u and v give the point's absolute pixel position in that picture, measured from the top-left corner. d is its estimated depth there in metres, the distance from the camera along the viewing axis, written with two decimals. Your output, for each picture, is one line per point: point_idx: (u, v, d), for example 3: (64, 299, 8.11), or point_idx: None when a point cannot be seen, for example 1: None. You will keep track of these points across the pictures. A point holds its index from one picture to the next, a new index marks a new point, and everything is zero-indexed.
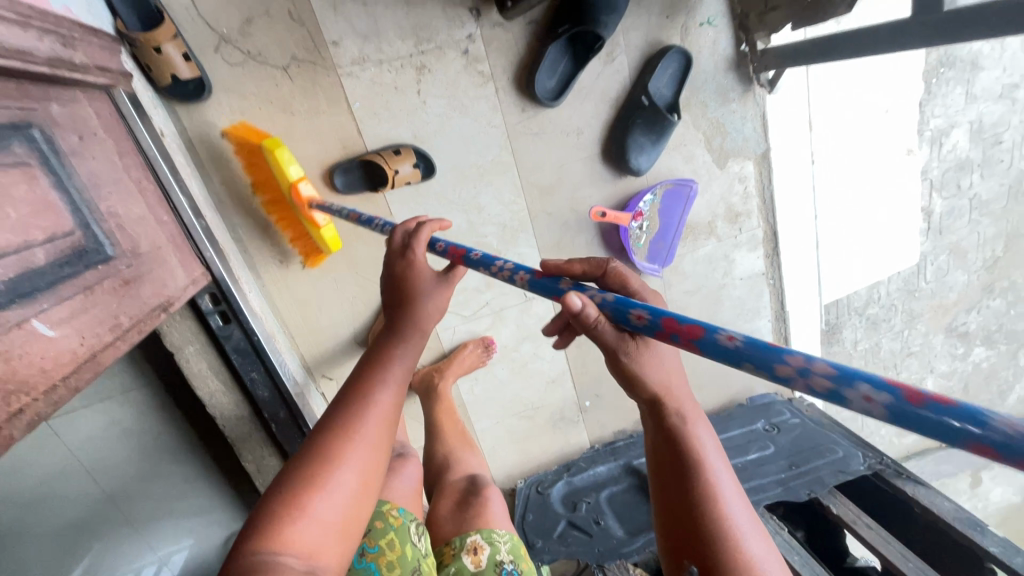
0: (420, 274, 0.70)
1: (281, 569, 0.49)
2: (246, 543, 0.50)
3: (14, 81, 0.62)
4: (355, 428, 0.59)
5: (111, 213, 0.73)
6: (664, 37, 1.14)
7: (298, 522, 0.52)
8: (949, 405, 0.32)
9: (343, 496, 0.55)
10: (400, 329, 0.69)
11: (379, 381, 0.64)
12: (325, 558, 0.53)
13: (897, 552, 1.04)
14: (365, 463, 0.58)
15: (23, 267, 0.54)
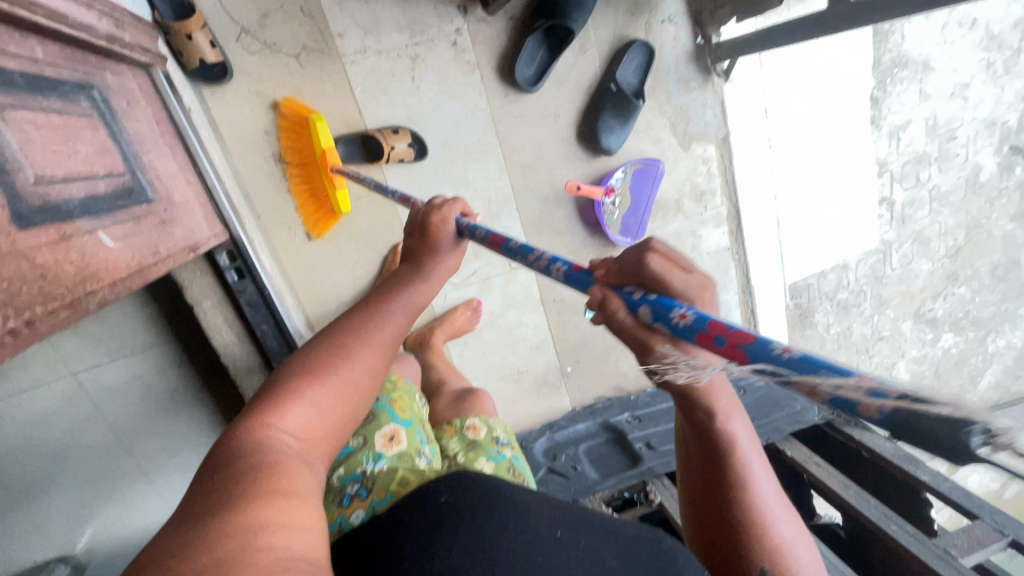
0: (444, 234, 0.77)
1: (276, 445, 0.54)
2: (246, 426, 0.55)
3: (80, 51, 0.76)
4: (355, 345, 0.65)
5: (151, 166, 0.87)
6: (630, 33, 1.30)
7: (295, 414, 0.58)
8: (814, 362, 0.39)
9: (338, 401, 0.61)
10: (418, 269, 0.75)
11: (391, 308, 0.70)
12: (315, 447, 0.58)
13: (842, 483, 1.16)
14: (364, 376, 0.65)
15: (90, 191, 0.67)
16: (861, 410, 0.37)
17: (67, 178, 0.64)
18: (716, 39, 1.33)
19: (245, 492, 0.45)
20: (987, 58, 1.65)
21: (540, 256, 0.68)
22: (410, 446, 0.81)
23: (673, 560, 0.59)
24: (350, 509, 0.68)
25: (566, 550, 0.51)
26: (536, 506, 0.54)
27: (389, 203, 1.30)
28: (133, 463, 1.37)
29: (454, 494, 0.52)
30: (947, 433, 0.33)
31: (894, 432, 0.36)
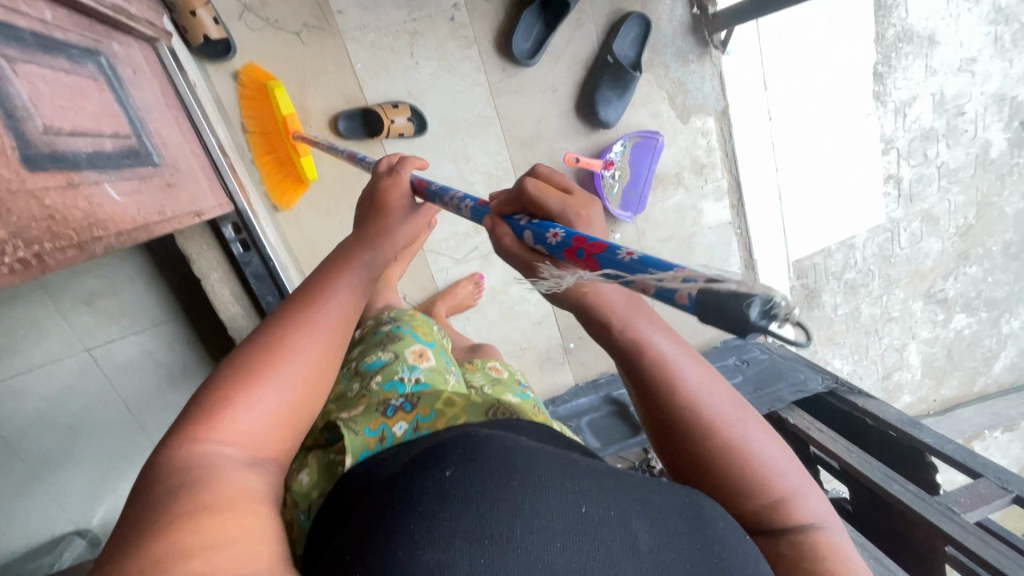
0: (399, 195, 0.71)
1: (215, 457, 0.47)
2: (179, 438, 0.48)
3: (88, 18, 0.79)
4: (299, 332, 0.58)
5: (157, 134, 0.90)
6: (626, 6, 1.31)
7: (236, 420, 0.50)
8: (649, 264, 0.44)
9: (287, 392, 0.54)
10: (366, 238, 0.69)
11: (335, 285, 0.63)
12: (264, 452, 0.51)
13: (842, 445, 1.17)
14: (314, 359, 0.57)
15: (98, 147, 0.70)
16: (678, 297, 0.41)
17: (76, 133, 0.66)
18: (712, 10, 1.34)
19: (167, 522, 0.38)
20: (994, 32, 1.64)
21: (453, 197, 0.69)
22: (438, 364, 0.87)
23: (712, 529, 0.45)
24: (392, 420, 0.70)
25: (595, 529, 0.39)
26: (561, 471, 0.42)
27: None
28: (145, 438, 1.40)
29: (460, 467, 0.41)
30: (734, 308, 0.37)
31: (701, 316, 0.40)
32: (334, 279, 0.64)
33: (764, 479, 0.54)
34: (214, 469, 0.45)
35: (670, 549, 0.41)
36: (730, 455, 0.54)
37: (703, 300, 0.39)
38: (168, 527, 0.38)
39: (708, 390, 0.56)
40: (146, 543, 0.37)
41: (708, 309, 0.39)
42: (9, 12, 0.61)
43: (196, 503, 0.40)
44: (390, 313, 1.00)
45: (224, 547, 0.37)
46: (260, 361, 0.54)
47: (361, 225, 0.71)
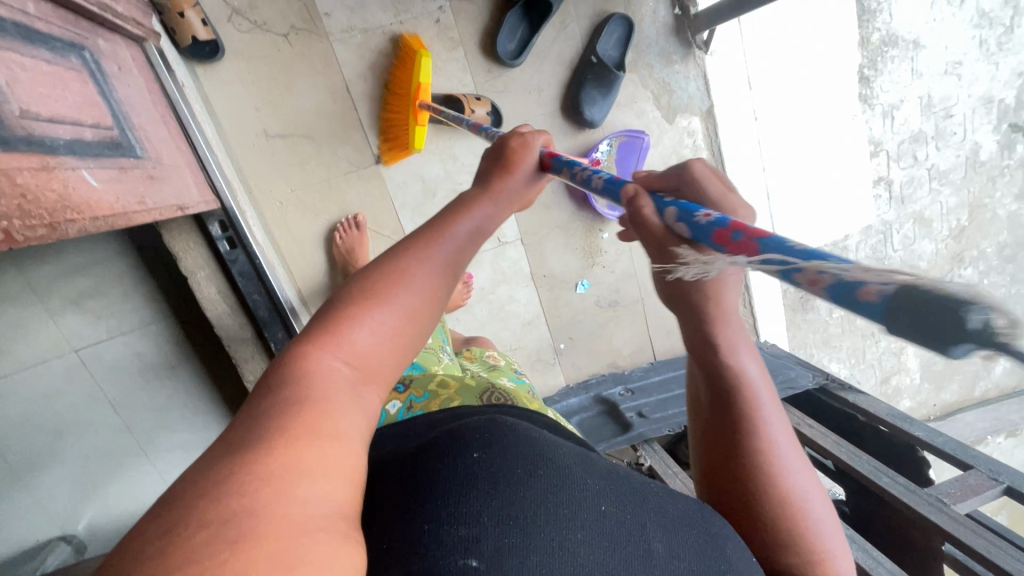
0: (529, 156, 0.67)
1: (328, 374, 0.43)
2: (299, 349, 0.45)
3: (73, 15, 0.81)
4: (421, 272, 0.53)
5: (141, 128, 0.91)
6: (609, 8, 1.33)
7: (352, 343, 0.46)
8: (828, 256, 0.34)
9: (402, 330, 0.50)
10: (490, 190, 0.64)
11: (456, 229, 0.58)
12: (375, 384, 0.47)
13: (832, 441, 1.14)
14: (429, 306, 0.53)
15: (77, 136, 0.71)
16: (864, 295, 0.31)
17: (54, 120, 0.67)
18: (693, 10, 1.35)
19: (275, 436, 0.35)
20: (980, 35, 1.66)
21: (583, 170, 0.63)
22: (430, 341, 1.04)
23: (721, 543, 0.47)
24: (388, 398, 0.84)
25: (610, 527, 0.42)
26: (579, 472, 0.46)
27: (377, 177, 1.33)
28: (132, 440, 1.39)
29: (488, 451, 0.45)
30: (950, 314, 0.26)
31: (898, 326, 0.29)
32: (457, 222, 0.59)
33: (812, 535, 0.53)
34: (325, 389, 0.42)
35: (681, 556, 0.43)
36: (785, 499, 0.54)
37: (906, 303, 0.28)
38: (280, 441, 0.35)
39: (780, 430, 0.57)
40: (257, 450, 0.34)
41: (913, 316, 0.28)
42: None
43: (304, 424, 0.37)
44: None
45: (329, 484, 0.34)
46: (381, 292, 0.50)
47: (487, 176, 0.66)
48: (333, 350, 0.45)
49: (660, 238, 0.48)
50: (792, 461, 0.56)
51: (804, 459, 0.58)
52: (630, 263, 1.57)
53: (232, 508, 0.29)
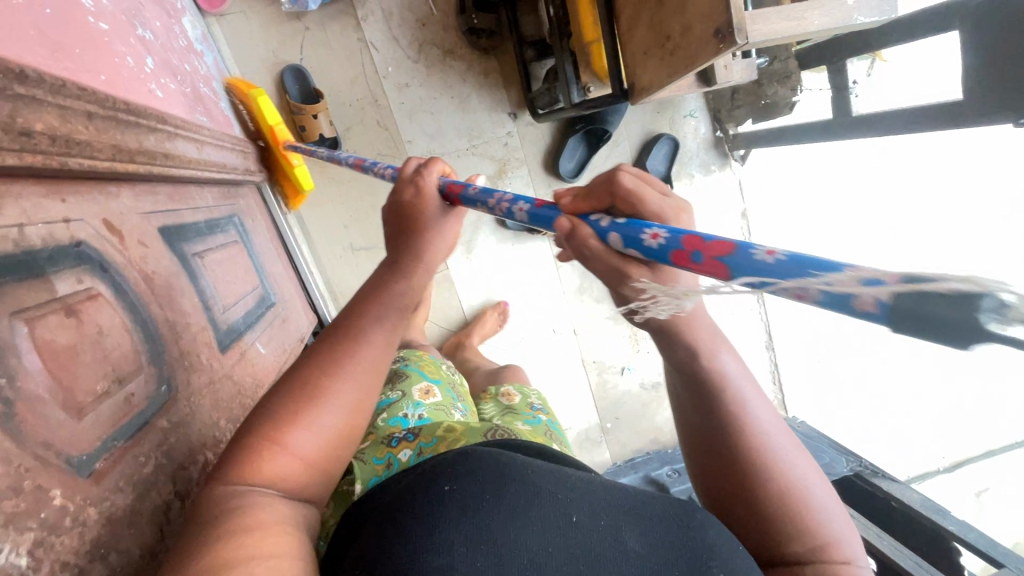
0: (428, 203, 0.61)
1: (255, 499, 0.44)
2: (223, 468, 0.45)
3: (227, 186, 0.93)
4: (350, 357, 0.52)
5: (271, 272, 1.03)
6: (656, 127, 1.48)
7: (278, 458, 0.46)
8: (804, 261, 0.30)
9: (324, 438, 0.49)
10: (402, 265, 0.59)
11: (368, 316, 0.55)
12: (305, 487, 0.49)
13: (874, 533, 1.24)
14: (356, 401, 0.52)
15: (246, 308, 0.83)
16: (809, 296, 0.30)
17: (235, 302, 0.79)
18: (733, 131, 1.50)
19: (219, 527, 0.39)
20: None
21: (501, 199, 0.56)
22: (443, 398, 0.89)
23: (703, 533, 0.47)
24: (397, 447, 0.71)
25: (586, 535, 0.44)
26: (551, 486, 0.48)
27: (446, 279, 1.51)
28: None
29: (457, 481, 0.47)
30: (967, 313, 0.23)
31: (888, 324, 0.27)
32: (371, 305, 0.56)
33: (817, 522, 0.52)
34: (251, 502, 0.43)
35: (659, 553, 0.44)
36: (789, 498, 0.52)
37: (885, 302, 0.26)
38: (216, 546, 0.38)
39: (758, 409, 0.56)
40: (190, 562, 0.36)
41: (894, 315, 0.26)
42: (193, 212, 0.75)
43: (234, 526, 0.40)
44: (400, 354, 1.03)
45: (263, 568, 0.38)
46: (302, 397, 0.49)
47: (394, 241, 0.62)
48: (255, 470, 0.45)
49: (618, 271, 0.44)
50: (783, 443, 0.55)
51: (791, 436, 0.56)
52: None
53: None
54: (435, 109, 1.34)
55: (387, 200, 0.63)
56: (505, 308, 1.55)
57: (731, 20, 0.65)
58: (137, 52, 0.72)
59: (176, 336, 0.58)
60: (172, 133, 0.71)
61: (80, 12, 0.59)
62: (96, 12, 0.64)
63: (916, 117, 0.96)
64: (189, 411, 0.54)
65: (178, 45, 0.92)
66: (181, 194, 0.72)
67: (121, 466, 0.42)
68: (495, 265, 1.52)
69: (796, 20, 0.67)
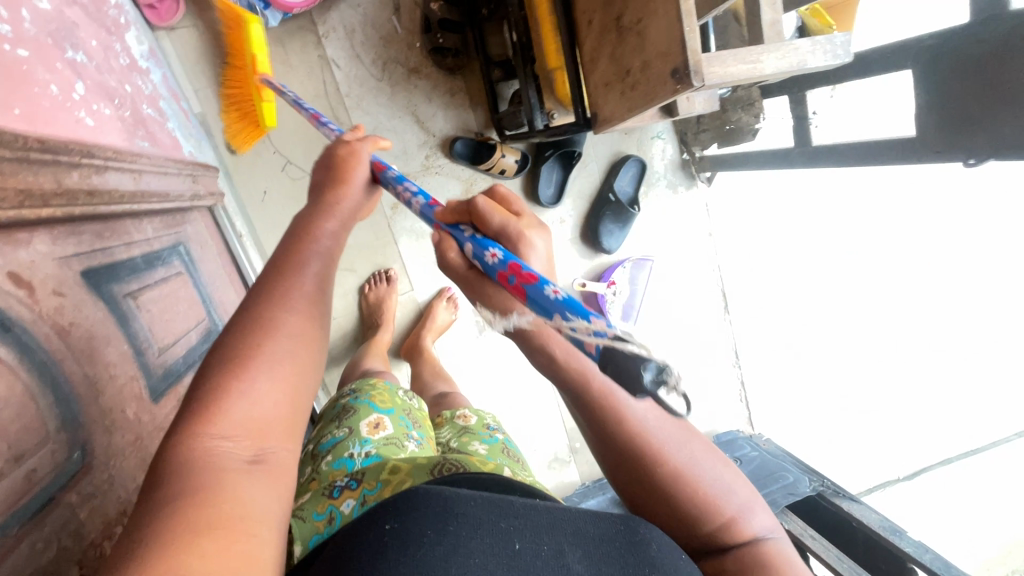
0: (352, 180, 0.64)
1: (216, 459, 0.42)
2: (171, 439, 0.42)
3: (172, 214, 0.88)
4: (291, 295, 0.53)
5: (220, 302, 0.97)
6: (624, 149, 1.48)
7: (238, 409, 0.45)
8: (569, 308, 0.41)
9: (281, 378, 0.48)
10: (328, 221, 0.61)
11: (303, 270, 0.55)
12: (273, 437, 0.46)
13: (836, 557, 1.24)
14: (302, 336, 0.51)
15: (187, 345, 0.78)
16: (585, 347, 0.41)
17: (175, 341, 0.75)
18: (699, 154, 1.51)
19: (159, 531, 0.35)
20: None
21: (406, 190, 0.62)
22: (396, 431, 0.82)
23: (642, 551, 0.45)
24: (340, 499, 0.67)
25: (527, 562, 0.42)
26: (494, 514, 0.45)
27: (411, 300, 1.46)
28: None
29: (400, 518, 0.43)
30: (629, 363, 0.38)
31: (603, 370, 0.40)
32: (303, 249, 0.57)
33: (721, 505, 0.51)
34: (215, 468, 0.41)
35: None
36: (700, 494, 0.51)
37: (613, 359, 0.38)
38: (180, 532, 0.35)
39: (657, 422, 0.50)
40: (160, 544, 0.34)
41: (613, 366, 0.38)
42: (127, 247, 0.70)
43: (187, 517, 0.36)
44: (352, 385, 0.97)
45: (224, 551, 0.36)
46: (245, 348, 0.48)
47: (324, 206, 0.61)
48: (214, 425, 0.43)
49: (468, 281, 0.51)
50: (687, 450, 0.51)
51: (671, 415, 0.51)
52: None
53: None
54: (399, 128, 1.31)
55: (317, 163, 0.67)
56: (472, 329, 1.52)
57: (687, 63, 0.64)
58: (63, 76, 0.67)
59: (97, 393, 0.53)
60: (101, 166, 0.66)
61: None
62: (13, 38, 0.59)
63: (871, 151, 0.98)
64: (106, 478, 0.50)
65: (118, 65, 0.87)
66: (112, 229, 0.67)
67: (12, 560, 0.38)
68: None
69: (751, 63, 0.67)
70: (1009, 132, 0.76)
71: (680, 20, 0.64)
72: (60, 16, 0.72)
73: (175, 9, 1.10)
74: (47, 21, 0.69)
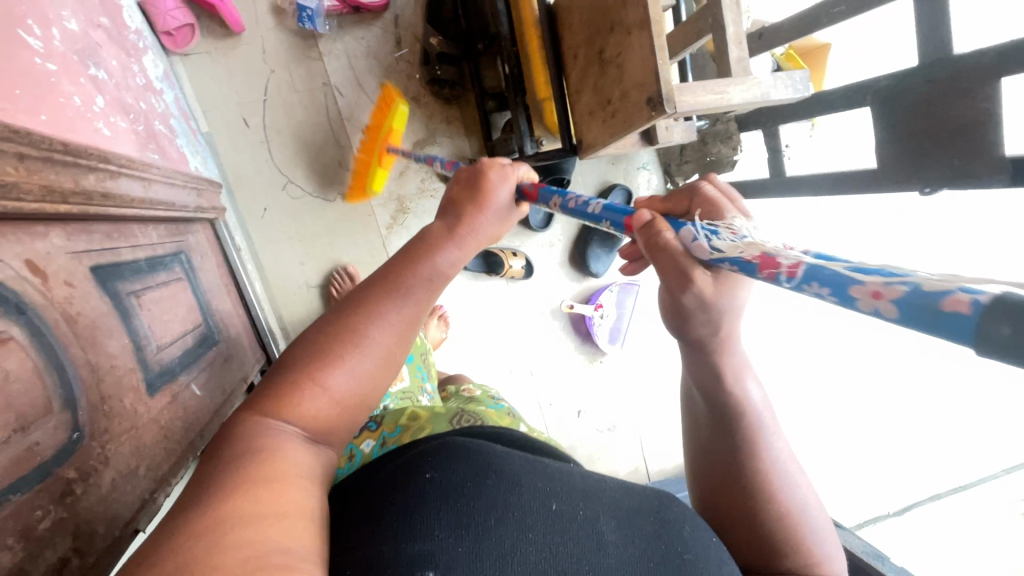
0: (491, 199, 0.65)
1: (280, 438, 0.45)
2: (256, 410, 0.47)
3: (176, 223, 0.92)
4: (386, 311, 0.52)
5: (217, 311, 1.00)
6: (612, 178, 1.55)
7: (310, 401, 0.48)
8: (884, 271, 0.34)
9: (357, 382, 0.50)
10: (456, 233, 0.61)
11: (412, 279, 0.55)
12: (332, 434, 0.50)
13: None
14: (388, 350, 0.52)
15: (183, 347, 0.81)
16: (936, 301, 0.29)
17: (172, 341, 0.77)
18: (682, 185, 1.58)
19: (221, 488, 0.39)
20: None
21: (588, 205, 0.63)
22: (410, 384, 0.99)
23: (678, 532, 0.49)
24: (360, 439, 0.77)
25: (564, 522, 0.44)
26: (530, 474, 0.47)
27: None
28: None
29: (440, 470, 0.46)
30: None
31: (981, 349, 0.28)
32: (416, 264, 0.57)
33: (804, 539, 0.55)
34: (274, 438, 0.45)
35: (635, 545, 0.45)
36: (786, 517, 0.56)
37: (1000, 313, 0.26)
38: (234, 493, 0.38)
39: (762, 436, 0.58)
40: (218, 496, 0.38)
41: (1013, 325, 0.26)
42: (132, 249, 0.74)
43: (249, 475, 0.40)
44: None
45: (274, 514, 0.38)
46: (335, 349, 0.50)
47: (455, 206, 0.64)
48: (285, 410, 0.47)
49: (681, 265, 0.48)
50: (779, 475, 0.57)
51: (797, 462, 0.60)
52: (628, 391, 1.67)
53: (190, 549, 0.34)
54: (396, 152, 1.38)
55: (464, 170, 0.68)
56: (463, 350, 1.53)
57: (659, 90, 0.70)
58: (84, 90, 0.72)
59: (97, 380, 0.56)
60: (115, 172, 0.71)
61: (25, 52, 0.60)
62: (44, 53, 0.65)
63: (842, 180, 1.03)
64: (102, 460, 0.53)
65: (135, 84, 0.93)
66: (120, 231, 0.71)
67: (10, 524, 0.41)
68: (454, 306, 1.51)
69: (718, 94, 0.73)
70: (958, 163, 0.83)
71: (653, 53, 0.70)
72: (85, 37, 0.79)
73: (190, 36, 1.18)
74: (74, 40, 0.75)
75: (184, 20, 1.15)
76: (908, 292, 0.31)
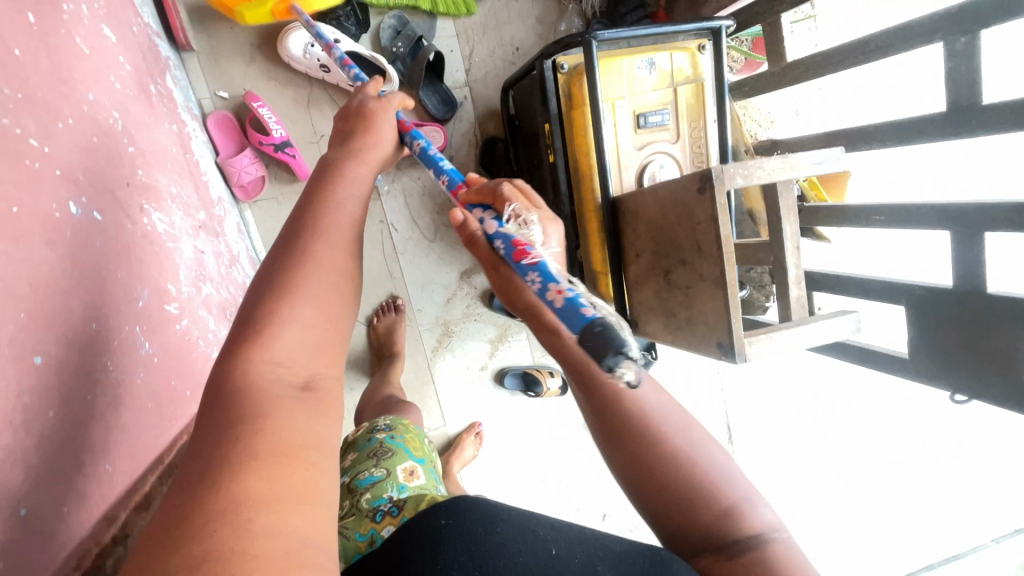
0: (382, 136, 0.61)
1: (269, 387, 0.41)
2: (221, 370, 0.42)
3: None
4: (316, 229, 0.50)
5: None
6: None
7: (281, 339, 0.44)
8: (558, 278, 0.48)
9: (320, 305, 0.47)
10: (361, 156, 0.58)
11: (335, 196, 0.53)
12: (320, 362, 0.45)
13: None
14: (336, 269, 0.49)
15: None
16: (580, 308, 0.44)
17: None
18: None
19: (225, 471, 0.35)
20: None
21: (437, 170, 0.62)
22: (426, 482, 0.90)
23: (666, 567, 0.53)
24: (382, 524, 0.76)
25: (559, 566, 0.53)
26: (533, 528, 0.57)
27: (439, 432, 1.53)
28: None
29: (451, 516, 0.57)
30: (618, 334, 0.41)
31: (580, 341, 0.43)
32: (331, 194, 0.54)
33: (717, 487, 0.53)
34: (265, 394, 0.40)
35: None
36: (690, 469, 0.53)
37: (595, 328, 0.41)
38: (248, 465, 0.35)
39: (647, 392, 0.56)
40: (224, 471, 0.35)
41: (597, 335, 0.41)
42: None
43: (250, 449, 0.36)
44: (386, 420, 1.03)
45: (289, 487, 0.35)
46: (273, 291, 0.46)
47: (348, 139, 0.60)
48: (259, 352, 0.42)
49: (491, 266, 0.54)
50: (682, 429, 0.55)
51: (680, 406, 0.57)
52: None
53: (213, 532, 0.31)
54: (445, 282, 1.46)
55: (342, 114, 0.64)
56: (496, 458, 1.58)
57: (733, 343, 0.78)
58: (201, 321, 0.78)
59: None
60: None
61: (171, 326, 0.67)
62: (179, 311, 0.71)
63: (878, 359, 1.10)
64: None
65: (225, 268, 0.98)
66: None
67: None
68: (490, 420, 1.57)
69: (780, 340, 0.81)
70: (996, 384, 0.90)
71: (727, 309, 0.79)
72: (196, 256, 0.85)
73: (260, 186, 1.23)
74: (192, 270, 0.81)
75: (257, 173, 1.20)
76: (571, 297, 0.45)
